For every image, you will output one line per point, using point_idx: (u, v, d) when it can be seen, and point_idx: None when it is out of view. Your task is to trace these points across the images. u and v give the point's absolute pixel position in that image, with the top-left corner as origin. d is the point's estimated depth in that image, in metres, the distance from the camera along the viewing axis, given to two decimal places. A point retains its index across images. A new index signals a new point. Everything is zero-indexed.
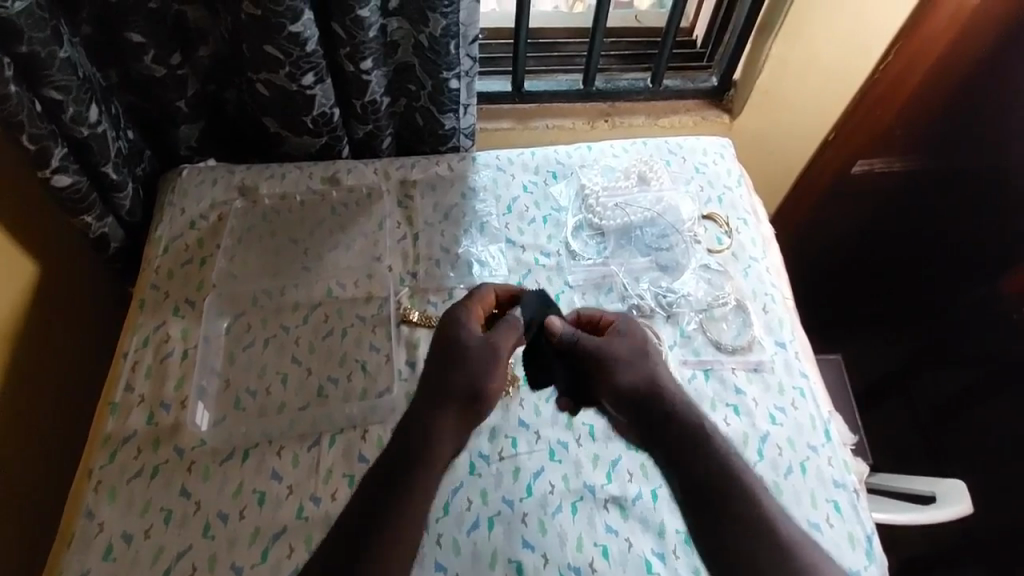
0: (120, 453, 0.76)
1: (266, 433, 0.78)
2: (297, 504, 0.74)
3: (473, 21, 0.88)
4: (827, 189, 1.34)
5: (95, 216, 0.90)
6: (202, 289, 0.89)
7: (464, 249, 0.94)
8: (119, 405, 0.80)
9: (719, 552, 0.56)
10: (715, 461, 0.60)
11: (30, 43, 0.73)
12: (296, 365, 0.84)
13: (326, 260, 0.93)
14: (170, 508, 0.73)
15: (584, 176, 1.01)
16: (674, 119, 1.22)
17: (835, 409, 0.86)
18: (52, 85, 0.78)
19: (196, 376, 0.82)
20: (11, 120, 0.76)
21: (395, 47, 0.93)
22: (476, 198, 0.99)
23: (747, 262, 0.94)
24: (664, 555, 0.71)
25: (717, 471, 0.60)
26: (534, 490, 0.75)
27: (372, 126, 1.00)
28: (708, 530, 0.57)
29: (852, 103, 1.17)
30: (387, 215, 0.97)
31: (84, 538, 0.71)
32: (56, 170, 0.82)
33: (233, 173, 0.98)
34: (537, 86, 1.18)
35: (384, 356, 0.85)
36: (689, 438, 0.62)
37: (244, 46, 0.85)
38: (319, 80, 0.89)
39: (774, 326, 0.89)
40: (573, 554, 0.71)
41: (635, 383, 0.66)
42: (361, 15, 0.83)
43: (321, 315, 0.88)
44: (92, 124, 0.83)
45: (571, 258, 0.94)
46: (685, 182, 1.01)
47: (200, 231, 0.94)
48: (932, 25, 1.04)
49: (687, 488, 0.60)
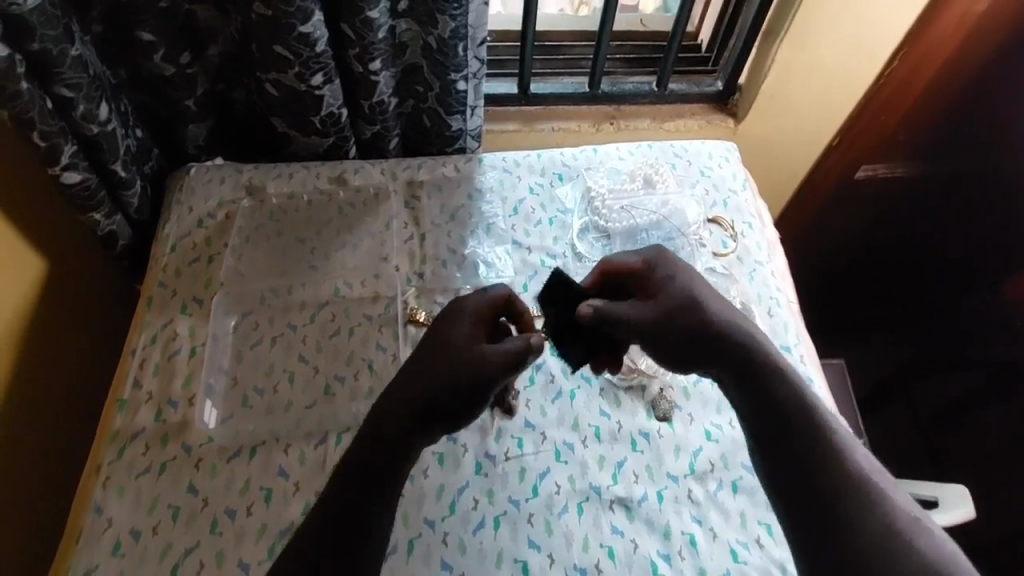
0: (128, 450, 0.77)
1: (273, 432, 0.79)
2: (304, 503, 0.74)
3: (482, 24, 0.88)
4: (833, 193, 1.33)
5: (103, 213, 0.91)
6: (210, 287, 0.89)
7: (470, 250, 0.95)
8: (127, 402, 0.80)
9: (808, 482, 0.56)
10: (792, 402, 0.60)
11: (42, 41, 0.74)
12: (303, 364, 0.84)
13: (333, 260, 0.93)
14: (177, 505, 0.73)
15: (590, 178, 1.02)
16: (679, 123, 1.24)
17: (839, 412, 0.87)
18: (64, 83, 0.78)
19: (203, 374, 0.82)
20: (23, 117, 0.76)
21: (403, 48, 0.93)
22: (482, 200, 0.99)
23: (752, 265, 0.95)
24: (670, 557, 0.72)
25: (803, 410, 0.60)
26: (540, 490, 0.75)
27: (379, 127, 1.00)
28: (791, 478, 0.56)
29: (857, 107, 1.17)
30: (394, 216, 0.97)
31: (92, 534, 0.71)
32: (66, 167, 0.83)
33: (240, 172, 0.99)
34: (543, 89, 1.19)
35: (390, 356, 0.85)
36: (766, 379, 0.62)
37: (254, 45, 0.86)
38: (328, 80, 0.90)
39: (778, 329, 0.89)
40: (579, 555, 0.71)
41: (689, 329, 0.66)
42: (371, 16, 0.83)
43: (329, 314, 0.88)
44: (102, 122, 0.84)
45: (577, 260, 0.94)
46: (690, 186, 1.02)
47: (208, 230, 0.94)
48: (940, 28, 1.03)
49: (772, 425, 0.60)
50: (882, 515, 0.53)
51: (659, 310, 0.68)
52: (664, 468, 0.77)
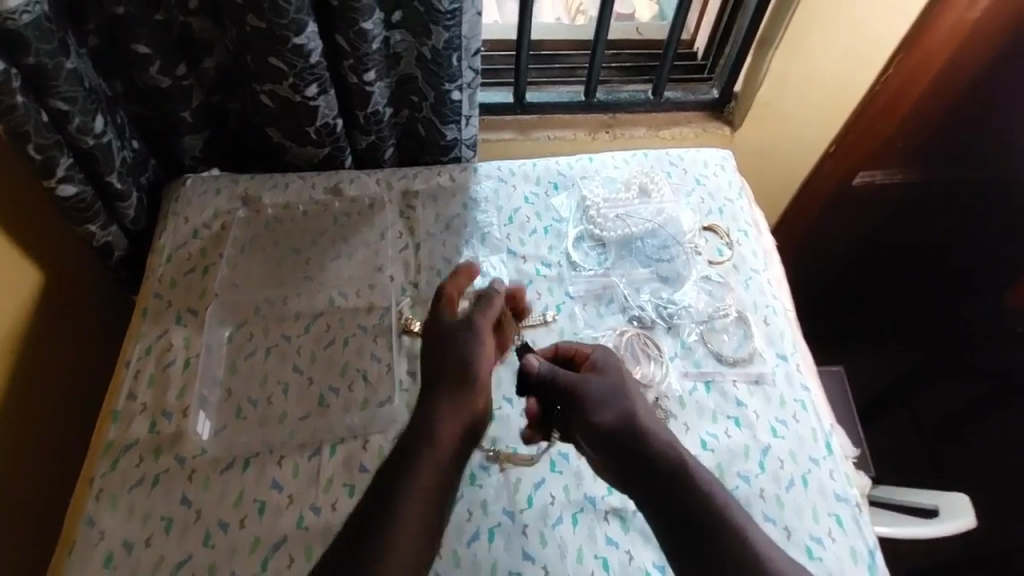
0: (122, 462, 0.76)
1: (267, 444, 0.78)
2: (297, 514, 0.74)
3: (476, 34, 0.89)
4: (830, 201, 1.33)
5: (98, 225, 0.91)
6: (205, 298, 0.89)
7: (465, 260, 0.94)
8: (120, 413, 0.80)
9: (682, 525, 0.60)
10: (701, 509, 0.60)
11: (38, 55, 0.74)
12: (298, 375, 0.84)
13: (329, 270, 0.93)
14: (170, 516, 0.73)
15: (585, 187, 1.02)
16: (675, 131, 1.22)
17: (836, 422, 0.86)
18: (59, 96, 0.78)
19: (197, 386, 0.82)
20: (19, 131, 0.77)
21: (397, 59, 0.94)
22: (477, 209, 0.99)
23: (748, 273, 0.95)
24: (665, 568, 0.71)
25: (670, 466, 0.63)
26: (535, 501, 0.75)
27: (374, 137, 1.00)
28: (670, 526, 0.61)
29: (852, 114, 1.17)
30: (389, 226, 0.97)
31: (84, 547, 0.71)
32: (62, 179, 0.83)
33: (236, 183, 0.99)
34: (539, 98, 1.19)
35: (385, 366, 0.85)
36: (660, 481, 0.63)
37: (248, 58, 0.86)
38: (323, 91, 0.90)
39: (774, 338, 0.89)
40: (573, 566, 0.71)
41: (615, 422, 0.67)
42: (365, 27, 0.84)
43: (323, 325, 0.88)
44: (98, 135, 0.84)
45: (573, 269, 0.94)
46: (686, 195, 1.01)
47: (203, 240, 0.94)
48: (933, 37, 1.03)
49: (648, 485, 0.64)
50: (744, 551, 0.57)
51: (595, 394, 0.70)
52: None
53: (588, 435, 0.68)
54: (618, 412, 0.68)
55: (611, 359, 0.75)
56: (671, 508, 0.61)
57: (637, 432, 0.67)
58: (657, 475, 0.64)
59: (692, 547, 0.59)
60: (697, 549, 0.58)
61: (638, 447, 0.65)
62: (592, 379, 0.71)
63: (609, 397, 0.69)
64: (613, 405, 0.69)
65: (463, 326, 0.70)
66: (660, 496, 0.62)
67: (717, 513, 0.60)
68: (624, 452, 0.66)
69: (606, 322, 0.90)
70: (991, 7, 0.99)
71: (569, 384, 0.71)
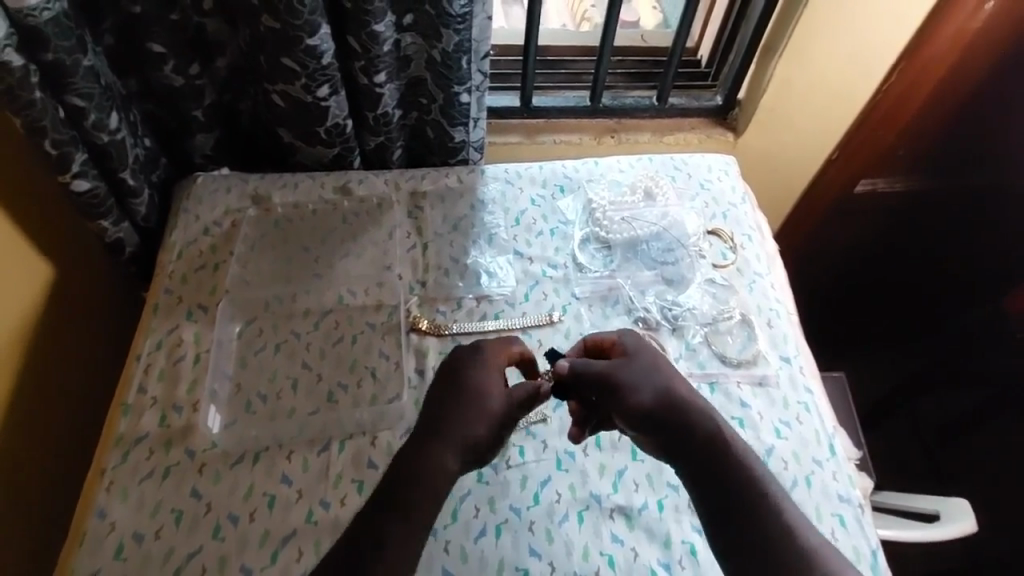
0: (133, 454, 0.77)
1: (277, 438, 0.79)
2: (307, 508, 0.75)
3: (485, 38, 0.91)
4: (829, 209, 1.34)
5: (111, 221, 0.92)
6: (215, 294, 0.90)
7: (473, 260, 0.96)
8: (131, 407, 0.81)
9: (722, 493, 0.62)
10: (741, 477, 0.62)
11: (56, 51, 0.75)
12: (307, 371, 0.85)
13: (337, 269, 0.94)
14: (181, 509, 0.74)
15: (591, 190, 1.03)
16: (679, 136, 1.24)
17: (839, 424, 0.87)
18: (76, 93, 0.79)
19: (208, 380, 0.83)
20: (36, 126, 0.78)
21: (407, 62, 0.95)
22: (485, 211, 1.01)
23: (752, 277, 0.96)
24: (670, 566, 0.72)
25: (708, 437, 0.65)
26: (541, 499, 0.75)
27: (383, 138, 1.02)
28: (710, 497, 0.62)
29: (853, 122, 1.19)
30: (397, 225, 0.98)
31: (95, 538, 0.72)
32: (76, 175, 0.84)
33: (246, 181, 1.00)
34: (545, 103, 1.20)
35: (393, 363, 0.86)
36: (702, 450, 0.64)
37: (262, 58, 0.87)
38: (334, 92, 0.91)
39: (778, 340, 0.90)
40: (579, 562, 0.72)
41: (653, 402, 0.68)
42: (377, 29, 0.85)
43: (332, 322, 0.89)
44: (113, 131, 0.85)
45: (579, 271, 0.95)
46: (691, 199, 1.03)
47: (214, 237, 0.95)
48: (935, 45, 1.05)
49: (688, 456, 0.65)
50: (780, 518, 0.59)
51: (628, 380, 0.70)
52: (666, 477, 0.78)
53: (626, 414, 0.69)
54: (655, 392, 0.69)
55: (642, 340, 0.76)
56: (705, 477, 0.63)
57: (675, 412, 0.67)
58: (697, 447, 0.65)
59: (731, 515, 0.60)
60: (728, 516, 0.60)
61: (676, 425, 0.66)
62: (626, 365, 0.72)
63: (644, 378, 0.70)
64: (649, 385, 0.69)
65: (478, 365, 0.70)
66: (696, 467, 0.64)
67: (746, 487, 0.61)
68: (661, 428, 0.67)
69: (612, 322, 0.91)
70: (991, 18, 1.01)
71: (601, 373, 0.71)
